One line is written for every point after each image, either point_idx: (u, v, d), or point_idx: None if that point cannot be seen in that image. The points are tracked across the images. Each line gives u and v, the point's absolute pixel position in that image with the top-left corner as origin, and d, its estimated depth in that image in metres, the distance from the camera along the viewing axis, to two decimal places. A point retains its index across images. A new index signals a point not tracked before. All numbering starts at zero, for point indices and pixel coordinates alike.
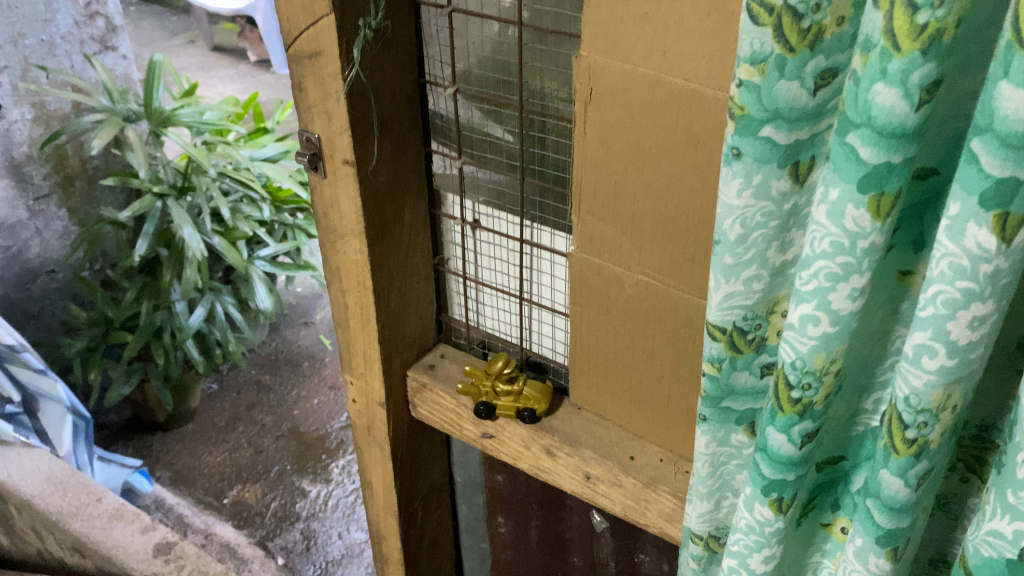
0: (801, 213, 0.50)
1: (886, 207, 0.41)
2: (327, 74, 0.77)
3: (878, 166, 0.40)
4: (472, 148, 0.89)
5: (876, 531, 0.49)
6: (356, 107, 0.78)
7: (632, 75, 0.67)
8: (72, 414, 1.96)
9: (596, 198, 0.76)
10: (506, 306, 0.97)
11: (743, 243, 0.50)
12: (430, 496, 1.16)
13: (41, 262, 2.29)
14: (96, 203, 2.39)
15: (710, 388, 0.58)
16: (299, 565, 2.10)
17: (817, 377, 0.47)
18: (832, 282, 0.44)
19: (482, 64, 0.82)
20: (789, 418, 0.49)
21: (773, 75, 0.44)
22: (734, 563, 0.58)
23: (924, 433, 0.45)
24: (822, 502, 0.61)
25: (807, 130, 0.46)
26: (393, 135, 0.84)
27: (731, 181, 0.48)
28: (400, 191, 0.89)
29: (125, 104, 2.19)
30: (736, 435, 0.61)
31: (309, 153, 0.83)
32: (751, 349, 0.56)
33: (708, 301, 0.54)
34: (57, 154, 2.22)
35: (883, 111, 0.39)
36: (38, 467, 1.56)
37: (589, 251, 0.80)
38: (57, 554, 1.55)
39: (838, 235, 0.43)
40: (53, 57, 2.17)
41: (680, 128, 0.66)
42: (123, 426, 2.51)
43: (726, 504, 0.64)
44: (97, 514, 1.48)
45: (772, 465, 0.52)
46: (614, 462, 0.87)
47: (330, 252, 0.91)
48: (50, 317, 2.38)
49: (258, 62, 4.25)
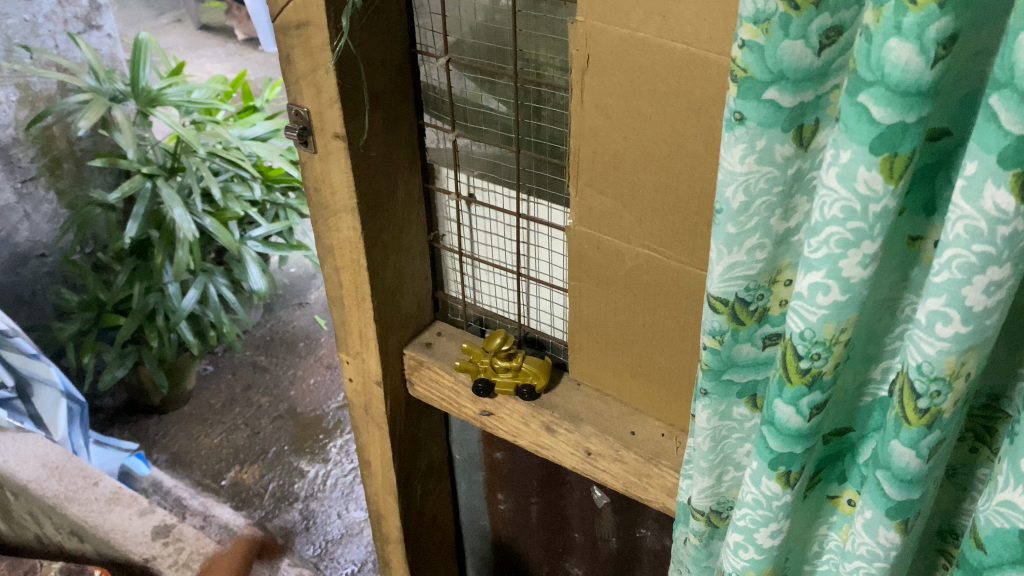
0: (805, 179, 0.48)
1: (899, 169, 0.40)
2: (315, 44, 0.74)
3: (891, 127, 0.38)
4: (466, 120, 0.87)
5: (887, 503, 0.48)
6: (346, 79, 0.76)
7: (631, 40, 0.65)
8: (66, 398, 1.95)
9: (594, 169, 0.74)
10: (503, 281, 0.95)
11: (747, 212, 0.48)
12: (429, 475, 1.15)
13: (31, 246, 2.27)
14: (85, 185, 2.36)
15: (711, 361, 0.56)
16: (299, 545, 2.09)
17: (826, 346, 0.46)
18: (843, 248, 0.42)
19: (475, 32, 0.79)
20: (797, 390, 0.48)
21: (777, 35, 0.42)
22: (740, 539, 0.57)
23: (936, 403, 0.43)
24: (828, 475, 0.60)
25: (813, 92, 0.44)
26: (384, 107, 0.82)
27: (734, 147, 0.46)
28: (393, 165, 0.87)
29: (111, 84, 2.16)
30: (738, 409, 0.60)
31: (298, 128, 0.81)
32: (753, 321, 0.54)
33: (709, 273, 0.52)
34: (44, 135, 2.18)
35: (897, 68, 0.37)
36: (33, 452, 1.54)
37: (587, 224, 0.78)
38: (56, 539, 1.54)
39: (849, 199, 0.41)
40: (36, 37, 2.14)
41: (682, 95, 0.64)
42: (118, 410, 2.50)
43: (728, 479, 0.64)
44: (95, 498, 1.48)
45: (779, 438, 0.51)
46: (615, 438, 0.86)
47: (322, 230, 0.89)
48: (43, 301, 2.36)
49: (247, 41, 4.19)
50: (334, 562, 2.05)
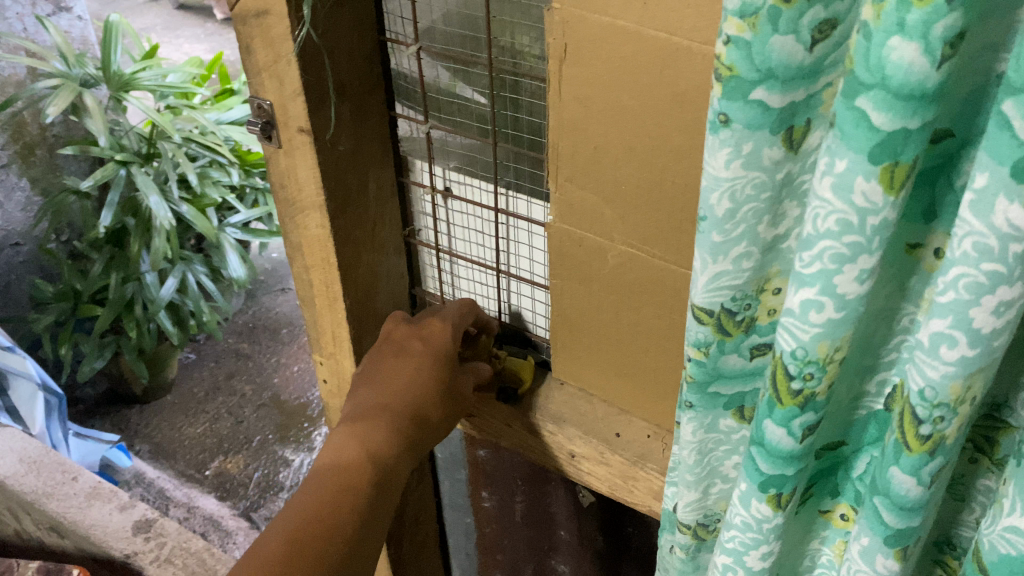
0: (795, 182, 0.44)
1: (900, 179, 0.36)
2: (276, 34, 0.69)
3: (892, 134, 0.35)
4: (440, 111, 0.82)
5: (884, 530, 0.45)
6: (309, 70, 0.72)
7: (611, 28, 0.61)
8: (44, 391, 1.91)
9: (574, 163, 0.70)
10: (482, 278, 0.92)
11: (733, 219, 0.45)
12: (411, 474, 1.12)
13: (5, 234, 2.22)
14: (59, 172, 2.30)
15: (696, 373, 0.53)
16: None
17: (820, 366, 0.43)
18: (838, 264, 0.39)
19: (447, 19, 0.75)
20: (789, 411, 0.45)
21: (766, 30, 0.38)
22: (729, 561, 0.54)
23: (939, 428, 0.40)
24: (820, 489, 0.57)
25: (803, 90, 0.40)
26: (352, 99, 0.78)
27: (718, 152, 0.42)
28: (363, 159, 0.83)
29: (81, 68, 2.08)
30: (725, 421, 0.57)
31: (261, 122, 0.76)
32: (740, 332, 0.51)
33: (693, 283, 0.49)
34: (14, 121, 2.12)
35: (900, 69, 0.33)
36: (9, 447, 1.52)
37: (567, 220, 0.75)
38: (36, 534, 1.54)
39: (845, 211, 0.38)
40: (3, 20, 2.08)
41: (665, 85, 0.60)
42: (100, 400, 2.47)
43: (715, 491, 0.61)
44: (74, 493, 1.45)
45: (770, 460, 0.48)
46: (600, 440, 0.83)
47: (290, 227, 0.84)
48: (18, 291, 2.31)
49: (225, 20, 4.11)
50: None
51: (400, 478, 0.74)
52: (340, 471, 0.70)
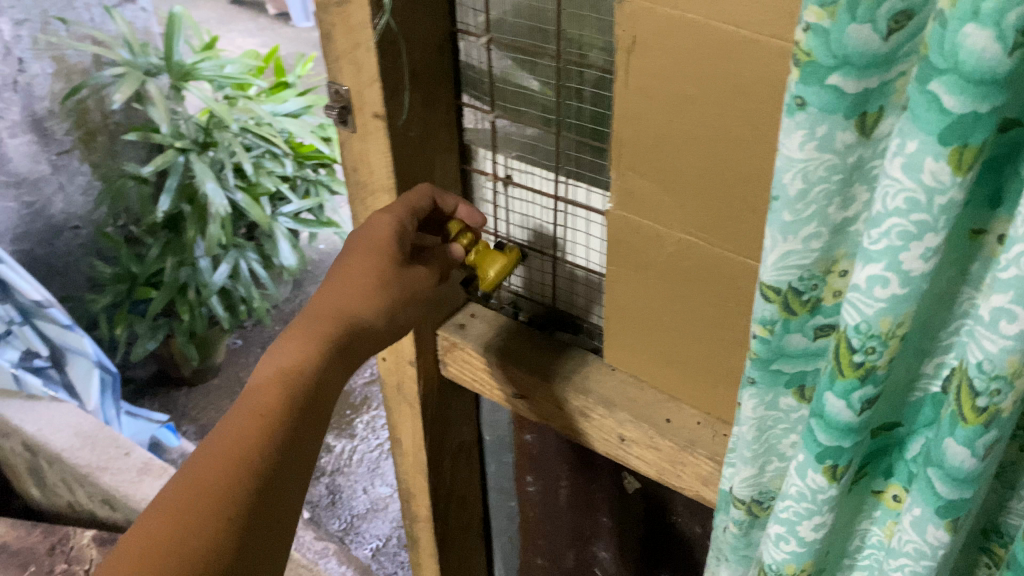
0: (866, 166, 0.46)
1: (969, 160, 0.38)
2: (355, 22, 0.73)
3: (963, 116, 0.37)
4: (505, 101, 0.85)
5: (936, 501, 0.48)
6: (387, 57, 0.75)
7: (678, 21, 0.63)
8: (100, 368, 1.96)
9: (636, 152, 0.73)
10: (538, 264, 0.95)
11: (804, 199, 0.47)
12: (459, 455, 1.15)
13: (65, 217, 2.30)
14: (118, 158, 2.38)
15: (761, 350, 0.55)
16: (325, 519, 2.07)
17: (882, 341, 0.45)
18: (905, 241, 0.41)
19: (517, 11, 0.78)
20: (849, 383, 0.47)
21: (844, 18, 0.40)
22: (782, 531, 0.57)
23: (995, 401, 0.42)
24: (874, 469, 0.59)
25: (877, 79, 0.42)
26: (423, 87, 0.81)
27: (793, 133, 0.45)
28: (430, 145, 0.86)
29: (145, 57, 2.15)
30: (785, 399, 0.59)
31: (337, 107, 0.80)
32: (806, 311, 0.53)
33: (763, 260, 0.51)
34: (79, 108, 2.20)
35: (972, 55, 0.35)
36: (65, 422, 1.67)
37: (626, 208, 0.77)
38: (87, 506, 1.67)
39: (913, 190, 0.40)
40: (72, 10, 2.16)
41: (730, 77, 0.62)
42: (150, 380, 2.55)
43: (772, 469, 0.63)
44: (127, 468, 1.60)
45: (828, 431, 0.50)
46: (650, 425, 0.85)
47: (359, 209, 0.88)
48: (76, 273, 2.40)
49: (278, 16, 4.20)
50: (360, 536, 2.02)
51: (333, 389, 0.68)
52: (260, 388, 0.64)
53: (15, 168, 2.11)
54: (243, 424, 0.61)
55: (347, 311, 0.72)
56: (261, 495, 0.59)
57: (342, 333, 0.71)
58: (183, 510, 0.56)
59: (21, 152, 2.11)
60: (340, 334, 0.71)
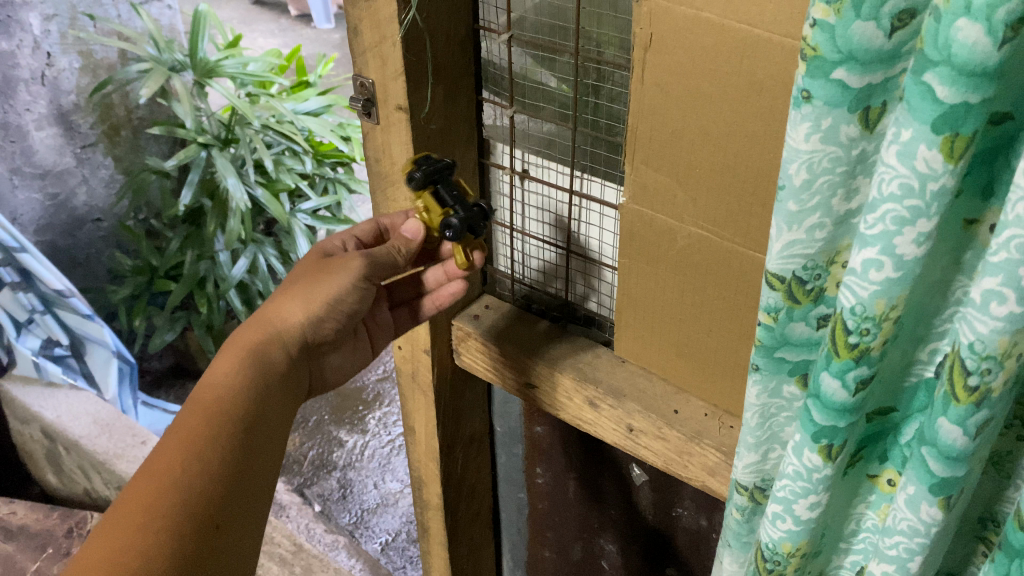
0: (869, 160, 0.48)
1: (960, 148, 0.41)
2: (383, 17, 0.76)
3: (955, 107, 0.40)
4: (524, 97, 0.88)
5: (930, 479, 0.53)
6: (411, 51, 0.78)
7: (694, 20, 0.66)
8: (118, 358, 1.96)
9: (651, 147, 0.75)
10: (552, 257, 0.97)
11: (808, 190, 0.49)
12: (470, 445, 1.17)
13: (88, 210, 2.34)
14: (141, 152, 2.43)
15: (765, 337, 0.58)
16: (336, 512, 2.10)
17: (876, 322, 0.48)
18: (899, 225, 0.44)
19: (538, 9, 0.80)
20: (844, 364, 0.51)
21: (849, 15, 0.42)
22: (779, 510, 0.61)
23: (986, 380, 0.46)
24: (870, 454, 0.62)
25: (881, 74, 0.45)
26: (445, 81, 0.84)
27: (800, 125, 0.47)
28: (451, 138, 0.88)
29: (170, 54, 2.18)
30: (788, 387, 0.61)
31: (363, 99, 0.83)
32: (809, 300, 0.55)
33: (769, 249, 0.53)
34: (104, 103, 2.24)
35: (965, 48, 0.39)
36: (86, 409, 1.72)
37: (640, 202, 0.79)
38: (103, 493, 1.70)
39: (908, 176, 0.43)
40: (100, 6, 2.20)
41: (744, 74, 0.64)
42: (166, 372, 2.59)
43: (774, 456, 0.65)
44: (143, 456, 1.63)
45: (825, 411, 0.54)
46: (658, 415, 0.86)
47: (380, 199, 0.91)
48: (97, 264, 2.44)
49: (300, 17, 4.24)
50: (369, 530, 2.05)
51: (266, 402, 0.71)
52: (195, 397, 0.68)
53: (41, 160, 2.15)
54: (170, 441, 0.64)
55: (267, 323, 0.75)
56: (195, 502, 0.62)
57: (261, 342, 0.74)
58: (117, 530, 0.59)
59: (47, 145, 2.15)
60: (261, 345, 0.74)
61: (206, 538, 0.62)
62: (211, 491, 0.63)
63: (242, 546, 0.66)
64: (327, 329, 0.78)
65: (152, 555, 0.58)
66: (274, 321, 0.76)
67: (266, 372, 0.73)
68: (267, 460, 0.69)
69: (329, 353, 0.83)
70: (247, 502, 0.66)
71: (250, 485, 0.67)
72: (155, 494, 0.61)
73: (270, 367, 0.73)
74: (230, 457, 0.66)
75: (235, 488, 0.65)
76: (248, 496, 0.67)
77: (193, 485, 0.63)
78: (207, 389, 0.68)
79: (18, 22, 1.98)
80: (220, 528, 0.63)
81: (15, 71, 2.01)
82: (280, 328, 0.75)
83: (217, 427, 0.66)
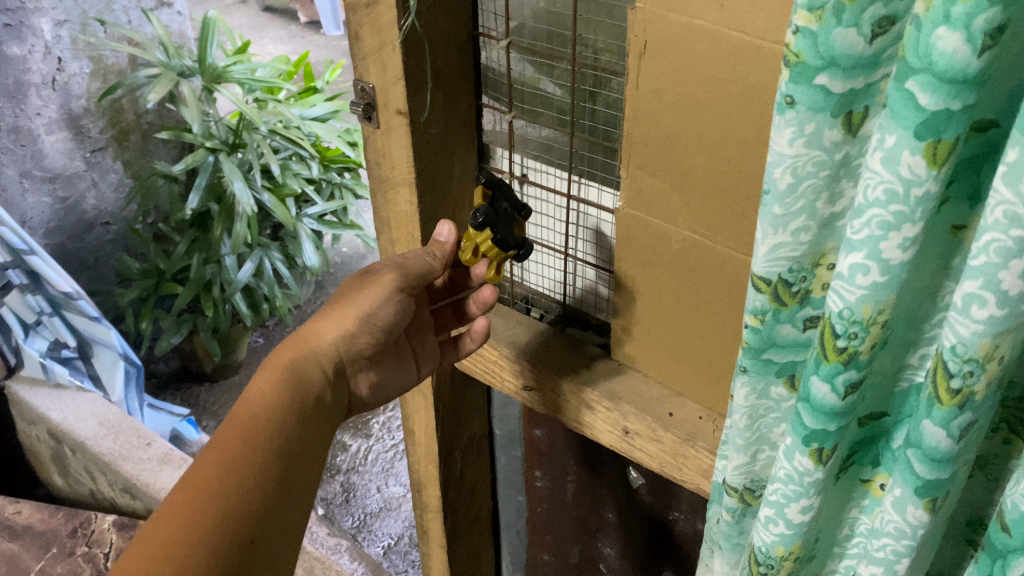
0: (853, 164, 0.49)
1: (942, 154, 0.42)
2: (383, 22, 0.77)
3: (936, 113, 0.41)
4: (523, 102, 0.89)
5: (916, 481, 0.53)
6: (411, 56, 0.79)
7: (688, 27, 0.66)
8: (124, 361, 1.98)
9: (646, 152, 0.76)
10: (551, 261, 0.98)
11: (793, 193, 0.50)
12: (469, 447, 1.18)
13: (97, 214, 2.36)
14: (149, 157, 2.45)
15: (752, 339, 0.58)
16: (339, 516, 2.11)
17: (864, 326, 0.49)
18: (884, 230, 0.45)
19: (537, 16, 0.81)
20: (833, 367, 0.51)
21: (831, 22, 0.43)
22: (772, 513, 0.61)
23: (969, 382, 0.47)
24: (862, 458, 0.63)
25: (863, 79, 0.45)
26: (445, 86, 0.85)
27: (783, 130, 0.48)
28: (450, 142, 0.90)
29: (179, 60, 2.19)
30: (776, 389, 0.62)
31: (363, 103, 0.84)
32: (795, 302, 0.56)
33: (755, 252, 0.54)
34: (113, 107, 2.26)
35: (944, 56, 0.39)
36: (92, 411, 1.73)
37: (636, 206, 0.80)
38: (108, 494, 1.72)
39: (892, 182, 0.44)
40: (111, 12, 2.22)
41: (737, 80, 0.65)
42: (172, 375, 2.60)
43: (763, 457, 0.66)
44: (148, 457, 1.65)
45: (815, 415, 0.54)
46: (653, 418, 0.87)
47: (380, 203, 0.92)
48: (105, 267, 2.46)
49: (309, 23, 4.27)
50: (372, 534, 2.06)
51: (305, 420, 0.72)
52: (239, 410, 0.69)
53: (51, 164, 2.17)
54: (208, 457, 0.65)
55: (303, 340, 0.76)
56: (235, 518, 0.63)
57: (299, 359, 0.74)
58: (155, 545, 0.60)
59: (57, 148, 2.17)
60: (298, 362, 0.74)
61: (242, 554, 0.63)
62: (248, 507, 0.64)
63: (277, 562, 0.66)
64: (360, 344, 0.79)
65: (190, 570, 0.59)
66: (313, 340, 0.76)
67: (304, 389, 0.73)
68: (304, 476, 0.70)
69: (370, 373, 0.84)
70: (283, 519, 0.67)
71: (286, 502, 0.68)
72: (196, 510, 0.62)
73: (308, 385, 0.74)
74: (269, 472, 0.66)
75: (273, 505, 0.66)
76: (285, 513, 0.67)
77: (231, 502, 0.63)
78: (245, 405, 0.69)
79: (30, 27, 2.01)
80: (256, 543, 0.64)
81: (26, 76, 2.03)
82: (315, 346, 0.76)
83: (255, 444, 0.66)
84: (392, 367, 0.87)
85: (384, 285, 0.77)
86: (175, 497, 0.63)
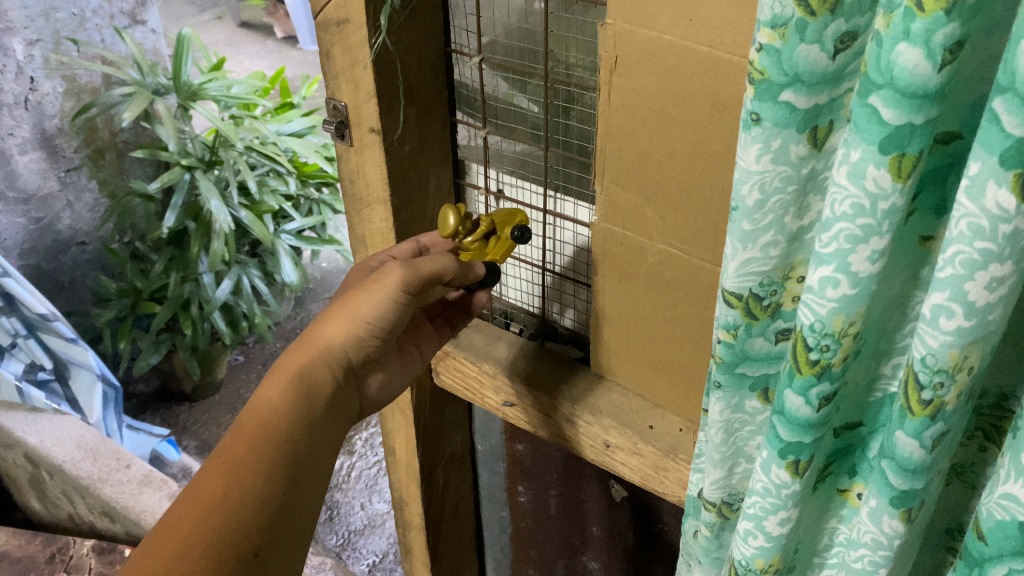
0: (819, 178, 0.50)
1: (907, 168, 0.42)
2: (354, 41, 0.77)
3: (900, 127, 0.41)
4: (497, 118, 0.89)
5: (891, 491, 0.53)
6: (382, 74, 0.79)
7: (658, 42, 0.67)
8: (102, 382, 1.95)
9: (619, 166, 0.76)
10: (529, 276, 0.98)
11: (761, 209, 0.50)
12: (451, 464, 1.18)
13: (72, 233, 2.34)
14: (125, 175, 2.42)
15: (724, 354, 0.58)
16: (323, 535, 2.09)
17: (836, 339, 0.49)
18: (852, 244, 0.45)
19: (508, 32, 0.81)
20: (807, 380, 0.52)
21: (794, 39, 0.43)
22: (751, 526, 0.61)
23: (939, 394, 0.47)
24: (839, 468, 0.64)
25: (827, 95, 0.46)
26: (418, 104, 0.85)
27: (750, 147, 0.48)
28: (424, 158, 0.90)
29: (154, 78, 2.18)
30: (750, 402, 0.62)
31: (335, 122, 0.84)
32: (766, 316, 0.56)
33: (725, 268, 0.54)
34: (88, 126, 2.24)
35: (905, 71, 0.40)
36: (69, 434, 1.69)
37: (610, 220, 0.80)
38: (88, 518, 1.69)
39: (859, 196, 0.44)
40: (84, 31, 2.19)
41: (707, 95, 0.66)
42: (152, 395, 2.57)
43: (740, 470, 0.66)
44: (127, 480, 1.62)
45: (790, 427, 0.54)
46: (633, 431, 0.87)
47: (356, 220, 0.92)
48: (81, 288, 2.43)
49: (286, 39, 4.26)
50: (357, 552, 2.04)
51: (314, 423, 0.71)
52: (242, 419, 0.68)
53: (25, 184, 2.15)
54: (213, 467, 0.65)
55: (310, 345, 0.74)
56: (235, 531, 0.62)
57: (310, 364, 0.73)
58: (155, 560, 0.60)
59: (30, 169, 2.15)
60: (306, 369, 0.72)
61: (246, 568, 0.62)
62: (251, 519, 0.63)
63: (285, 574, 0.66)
64: (369, 346, 0.77)
65: None
66: (318, 342, 0.74)
67: (313, 395, 0.72)
68: (313, 488, 0.69)
69: (376, 372, 0.82)
70: (290, 532, 0.66)
71: (293, 517, 0.67)
72: (195, 524, 0.62)
73: (318, 390, 0.72)
74: (275, 484, 0.65)
75: (277, 516, 0.65)
76: (291, 526, 0.66)
77: (232, 515, 0.63)
78: (253, 415, 0.68)
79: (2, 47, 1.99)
80: (260, 557, 0.63)
81: None
82: (322, 349, 0.74)
83: (261, 455, 0.66)
84: (396, 362, 0.86)
85: (387, 286, 0.74)
86: (180, 506, 0.63)
